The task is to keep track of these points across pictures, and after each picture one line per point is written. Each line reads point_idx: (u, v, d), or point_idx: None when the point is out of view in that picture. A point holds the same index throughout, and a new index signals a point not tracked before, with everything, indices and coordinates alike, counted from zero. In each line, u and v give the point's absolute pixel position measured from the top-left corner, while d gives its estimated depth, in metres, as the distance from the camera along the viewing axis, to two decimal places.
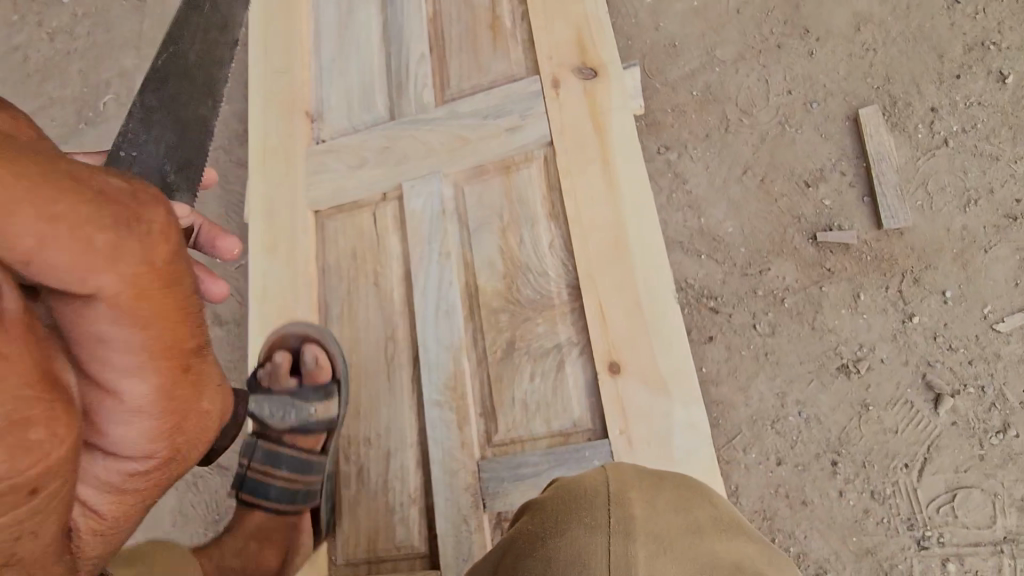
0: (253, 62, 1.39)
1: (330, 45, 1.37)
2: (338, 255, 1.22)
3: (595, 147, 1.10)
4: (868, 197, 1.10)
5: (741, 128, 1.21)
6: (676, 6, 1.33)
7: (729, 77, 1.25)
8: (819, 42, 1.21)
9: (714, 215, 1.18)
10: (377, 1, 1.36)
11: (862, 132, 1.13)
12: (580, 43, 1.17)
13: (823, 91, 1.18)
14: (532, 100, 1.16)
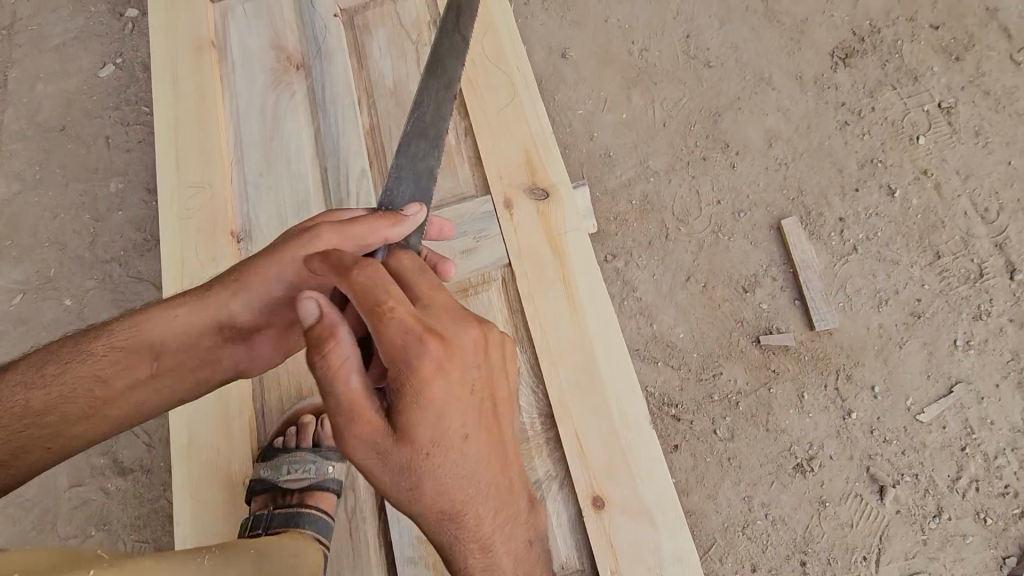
0: (173, 178, 1.31)
1: (257, 159, 1.31)
2: None
3: (555, 268, 1.11)
4: (799, 299, 1.20)
5: (680, 236, 1.28)
6: (606, 118, 1.41)
7: (663, 187, 1.33)
8: (738, 155, 1.32)
9: (665, 321, 1.23)
10: (309, 116, 1.33)
11: (786, 240, 1.23)
12: (528, 164, 1.19)
13: (748, 201, 1.29)
14: (486, 221, 1.16)
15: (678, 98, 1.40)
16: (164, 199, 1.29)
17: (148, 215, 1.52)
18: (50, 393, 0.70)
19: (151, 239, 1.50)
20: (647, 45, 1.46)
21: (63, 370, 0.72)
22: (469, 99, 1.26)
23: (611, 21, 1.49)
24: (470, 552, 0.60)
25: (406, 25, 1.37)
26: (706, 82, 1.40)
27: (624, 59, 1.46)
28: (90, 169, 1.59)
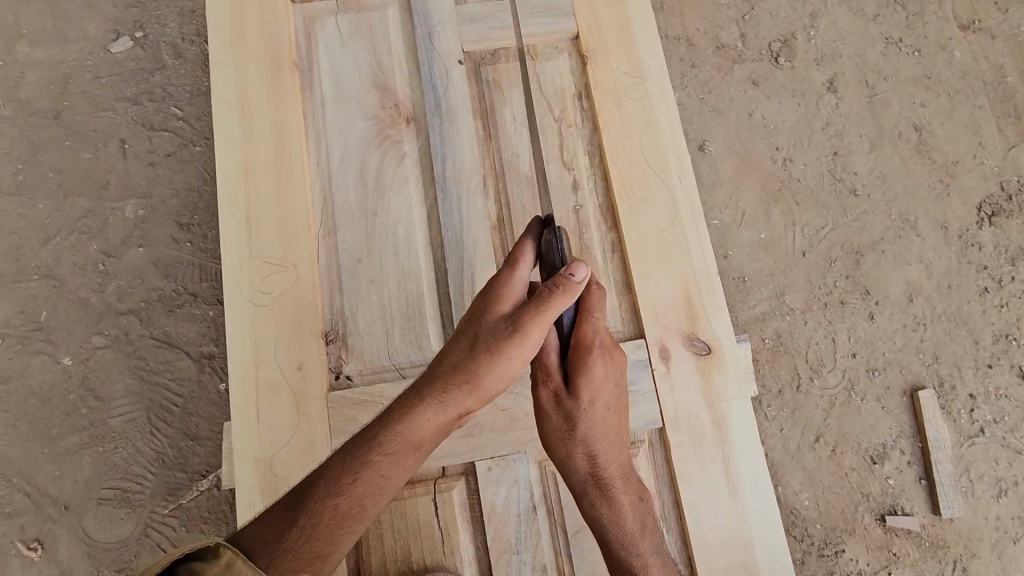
0: (242, 247, 1.04)
1: (354, 239, 1.06)
2: (382, 554, 0.93)
3: (713, 443, 0.98)
4: (924, 478, 1.15)
5: (812, 389, 1.19)
6: (743, 235, 1.27)
7: (798, 328, 1.23)
8: (878, 305, 1.24)
9: (790, 483, 1.15)
10: (422, 192, 1.09)
11: (919, 413, 1.18)
12: (689, 308, 1.03)
13: (884, 359, 1.21)
14: (637, 371, 1.01)
15: (820, 226, 1.28)
16: (230, 274, 1.02)
17: (176, 258, 1.22)
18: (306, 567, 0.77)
19: (182, 294, 1.20)
20: (792, 155, 1.32)
21: (292, 535, 0.78)
22: (623, 213, 1.07)
23: (755, 118, 1.34)
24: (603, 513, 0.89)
25: (546, 92, 1.14)
26: (850, 212, 1.29)
27: (766, 166, 1.31)
28: (100, 183, 1.25)
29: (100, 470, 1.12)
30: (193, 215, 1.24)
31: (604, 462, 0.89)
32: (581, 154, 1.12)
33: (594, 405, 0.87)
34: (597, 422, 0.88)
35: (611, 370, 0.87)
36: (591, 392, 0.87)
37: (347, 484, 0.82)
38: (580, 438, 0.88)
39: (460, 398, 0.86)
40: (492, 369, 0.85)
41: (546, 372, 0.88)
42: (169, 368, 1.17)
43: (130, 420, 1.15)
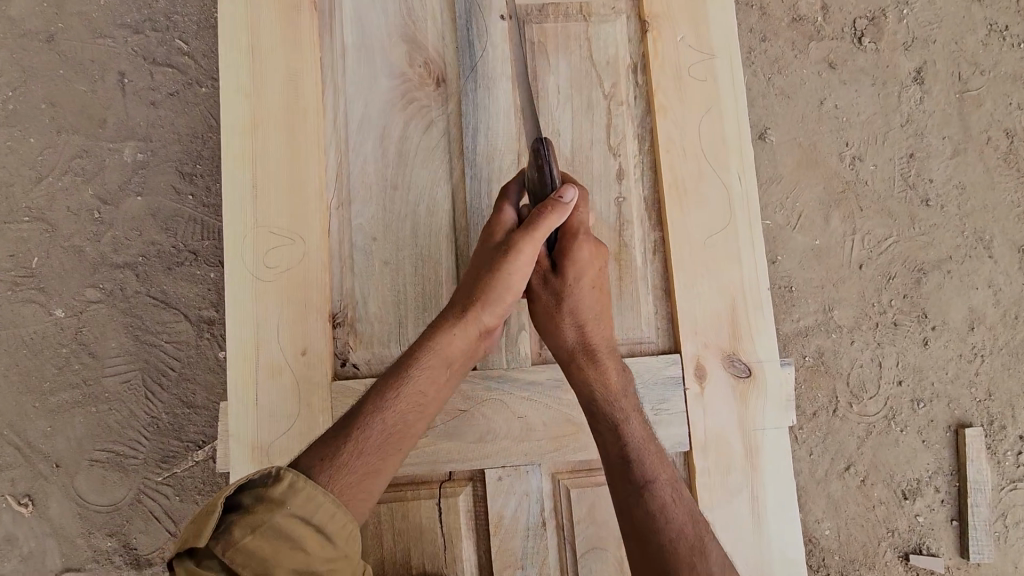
0: (247, 214, 0.94)
1: (370, 213, 0.96)
2: (380, 556, 0.88)
3: (742, 474, 0.90)
4: (956, 519, 1.08)
5: (850, 414, 1.11)
6: (796, 239, 1.15)
7: (844, 347, 1.13)
8: (934, 331, 1.13)
9: (813, 511, 1.09)
10: (448, 167, 0.97)
11: (962, 452, 1.09)
12: (731, 325, 0.93)
13: (931, 390, 1.12)
14: (668, 389, 0.92)
15: (883, 237, 1.16)
16: (233, 243, 0.93)
17: (177, 211, 1.12)
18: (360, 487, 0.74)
19: (182, 251, 1.11)
20: (863, 153, 1.18)
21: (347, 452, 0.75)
22: (671, 212, 0.96)
23: (826, 107, 1.19)
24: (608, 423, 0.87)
25: (597, 61, 1.00)
26: (919, 224, 1.16)
27: (831, 163, 1.17)
28: (96, 120, 1.14)
29: (93, 430, 1.06)
30: (196, 166, 1.13)
31: (591, 336, 0.89)
32: (630, 138, 0.99)
33: (580, 284, 0.89)
34: (584, 301, 0.90)
35: (596, 254, 0.90)
36: (578, 272, 0.89)
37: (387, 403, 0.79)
38: (568, 313, 0.90)
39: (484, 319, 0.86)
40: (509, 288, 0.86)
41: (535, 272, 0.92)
42: (166, 329, 1.09)
43: (126, 382, 1.08)
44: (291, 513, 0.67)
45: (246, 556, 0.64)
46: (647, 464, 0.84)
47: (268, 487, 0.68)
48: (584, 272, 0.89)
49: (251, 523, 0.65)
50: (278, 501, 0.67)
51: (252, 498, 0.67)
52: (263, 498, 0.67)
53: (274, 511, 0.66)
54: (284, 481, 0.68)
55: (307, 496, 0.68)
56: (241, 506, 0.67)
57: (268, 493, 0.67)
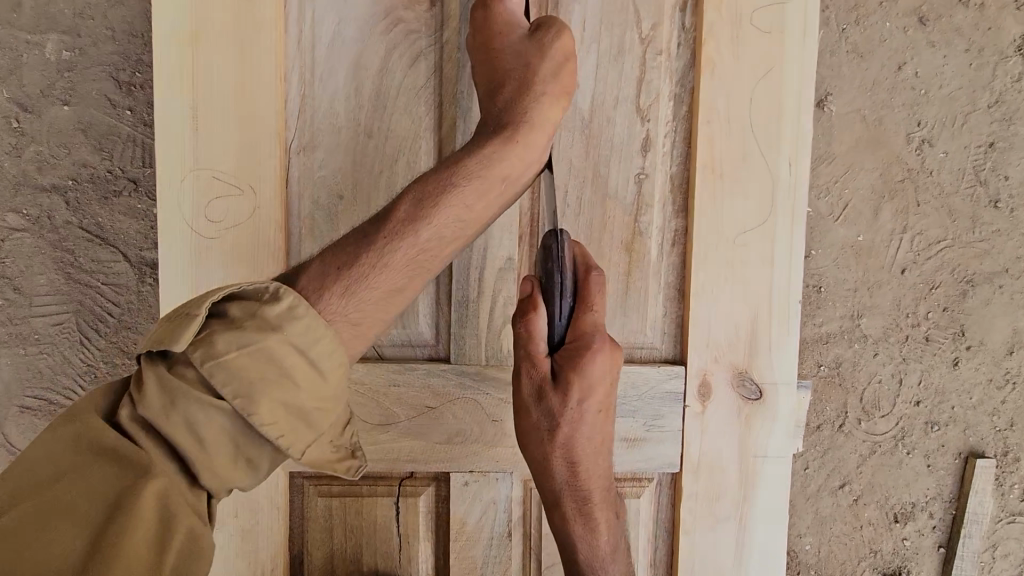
0: (186, 153, 0.76)
1: (337, 164, 0.79)
2: (330, 550, 0.81)
3: (733, 503, 0.82)
4: (943, 546, 1.03)
5: (856, 430, 1.02)
6: (836, 232, 1.00)
7: (864, 360, 1.01)
8: (968, 351, 1.01)
9: (795, 524, 1.03)
10: (436, 115, 0.79)
11: (967, 481, 1.02)
12: (750, 340, 0.80)
13: (949, 413, 1.02)
14: (665, 405, 0.81)
15: (936, 239, 1.00)
16: (166, 188, 0.76)
17: (112, 129, 0.94)
18: (361, 304, 0.60)
19: (119, 178, 0.94)
20: (934, 136, 0.99)
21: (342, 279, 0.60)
22: (700, 199, 0.79)
23: (904, 74, 0.98)
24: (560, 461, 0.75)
25: None
26: (980, 228, 1.00)
27: (896, 145, 0.98)
28: (9, 2, 0.92)
29: (22, 374, 0.95)
30: (135, 74, 0.93)
31: (581, 456, 0.75)
32: (664, 98, 0.80)
33: (582, 407, 0.74)
34: (581, 427, 0.75)
35: (613, 366, 0.73)
36: (585, 388, 0.73)
37: (368, 243, 0.63)
38: (562, 440, 0.75)
39: (502, 183, 0.70)
40: (518, 153, 0.71)
41: (533, 363, 0.73)
42: (101, 269, 0.95)
43: (58, 323, 0.95)
44: (288, 340, 0.54)
45: (231, 374, 0.52)
46: (586, 467, 0.76)
47: (260, 304, 0.55)
48: (578, 448, 0.75)
49: (235, 337, 0.53)
50: (273, 325, 0.54)
51: (241, 311, 0.55)
52: (256, 315, 0.54)
53: (268, 333, 0.54)
54: (283, 302, 0.55)
55: (308, 325, 0.55)
56: (225, 317, 0.55)
57: (261, 313, 0.55)
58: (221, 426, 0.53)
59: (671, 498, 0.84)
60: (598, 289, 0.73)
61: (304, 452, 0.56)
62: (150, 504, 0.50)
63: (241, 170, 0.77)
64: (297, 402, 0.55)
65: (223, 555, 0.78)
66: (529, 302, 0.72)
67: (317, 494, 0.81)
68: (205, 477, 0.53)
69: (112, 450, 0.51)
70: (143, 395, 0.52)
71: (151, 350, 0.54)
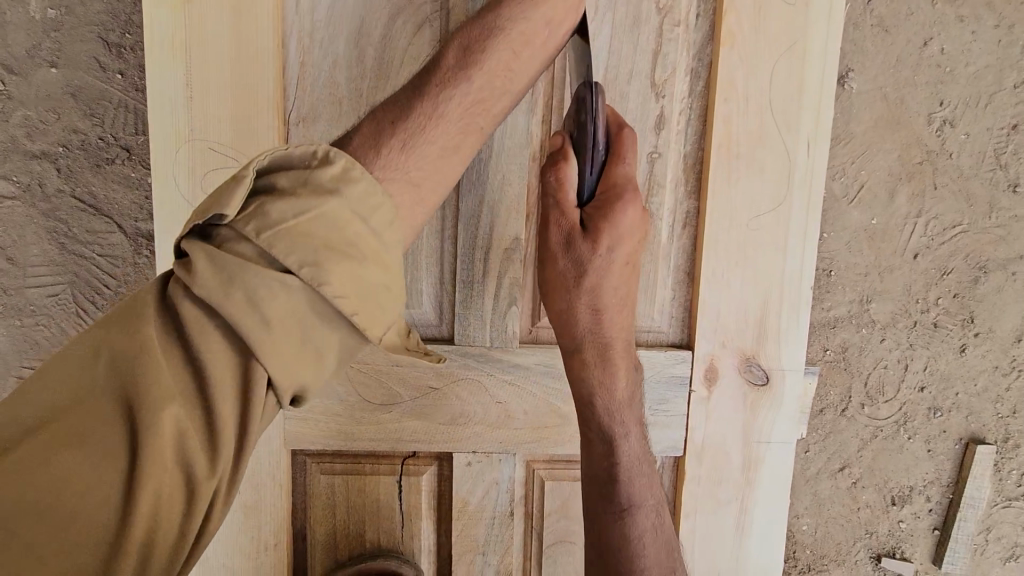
0: (179, 122, 0.73)
1: (338, 137, 0.76)
2: (332, 526, 0.82)
3: (735, 486, 0.82)
4: (938, 529, 1.04)
5: (858, 414, 1.02)
6: (851, 215, 0.97)
7: (871, 344, 1.00)
8: (976, 338, 1.00)
9: (793, 506, 1.04)
10: None
11: (966, 466, 1.02)
12: (759, 325, 0.79)
13: (953, 399, 1.02)
14: (669, 390, 0.80)
15: (951, 223, 0.98)
16: (160, 159, 0.73)
17: (103, 94, 0.90)
18: (423, 156, 0.56)
19: (111, 146, 0.91)
20: (957, 117, 0.95)
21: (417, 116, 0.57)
22: (715, 179, 0.77)
23: (930, 50, 0.94)
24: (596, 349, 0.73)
25: None
26: (997, 214, 0.97)
27: (916, 126, 0.95)
28: None
29: (18, 346, 0.94)
30: (125, 36, 0.89)
31: (605, 303, 0.72)
32: (681, 72, 0.76)
33: (610, 253, 0.71)
34: (609, 274, 0.72)
35: (641, 220, 0.71)
36: (613, 239, 0.70)
37: (422, 94, 0.59)
38: (586, 290, 0.72)
39: (529, 51, 0.65)
40: (543, 11, 0.65)
41: (562, 211, 0.71)
42: (96, 240, 0.92)
43: (54, 295, 0.93)
44: (348, 204, 0.48)
45: (292, 245, 0.45)
46: (610, 301, 0.73)
47: (311, 169, 0.48)
48: (605, 278, 0.72)
49: (290, 205, 0.46)
50: (329, 189, 0.47)
51: (292, 179, 0.47)
52: (307, 182, 0.47)
53: (324, 197, 0.47)
54: (336, 164, 0.49)
55: (367, 188, 0.49)
56: (274, 188, 0.47)
57: (313, 178, 0.48)
58: (291, 300, 0.45)
59: (674, 481, 0.84)
60: (630, 140, 0.70)
61: (382, 334, 0.50)
62: (167, 458, 0.42)
63: (236, 112, 0.73)
64: (366, 277, 0.48)
65: (225, 531, 0.78)
66: (561, 154, 0.70)
67: (319, 471, 0.81)
68: (271, 364, 0.45)
69: (123, 381, 0.42)
70: (193, 275, 0.44)
71: (194, 225, 0.46)
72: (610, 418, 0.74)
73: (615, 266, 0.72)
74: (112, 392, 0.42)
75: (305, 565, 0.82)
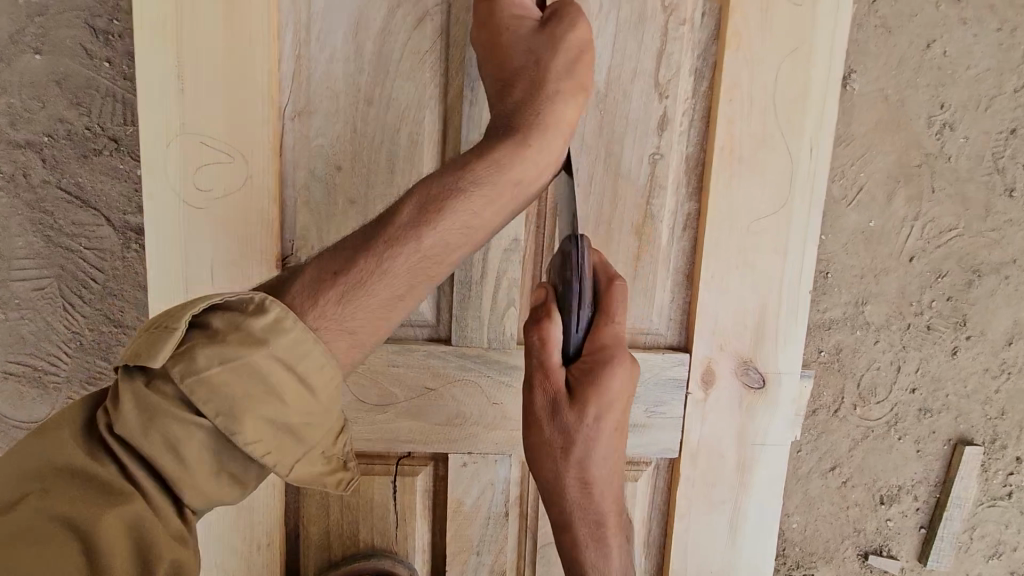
0: (171, 112, 0.71)
1: (335, 132, 0.74)
2: (327, 525, 0.81)
3: (729, 487, 0.82)
4: (924, 527, 1.05)
5: (850, 415, 1.03)
6: (848, 217, 0.97)
7: (865, 347, 1.01)
8: (967, 341, 1.01)
9: (784, 504, 1.05)
10: (441, 83, 0.74)
11: (954, 466, 1.03)
12: (757, 329, 0.79)
13: (943, 401, 1.03)
14: (666, 391, 0.80)
15: (947, 227, 0.98)
16: (151, 150, 0.71)
17: (90, 81, 0.87)
18: (356, 314, 0.56)
19: (99, 135, 0.88)
20: (956, 121, 0.95)
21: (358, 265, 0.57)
22: (716, 180, 0.76)
23: (932, 52, 0.93)
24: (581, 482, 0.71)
25: None
26: (992, 217, 0.98)
27: (916, 128, 0.95)
28: None
29: (4, 339, 0.92)
30: (112, 21, 0.86)
31: (592, 470, 0.70)
32: (685, 73, 0.75)
33: (599, 424, 0.69)
34: (596, 447, 0.70)
35: (629, 378, 0.68)
36: (601, 405, 0.68)
37: (368, 246, 0.58)
38: (574, 461, 0.70)
39: (515, 187, 0.65)
40: (531, 158, 0.66)
41: (546, 373, 0.68)
42: (83, 231, 0.90)
43: (40, 288, 0.91)
44: (273, 354, 0.51)
45: (211, 393, 0.49)
46: (611, 407, 0.69)
47: (245, 316, 0.51)
48: (592, 430, 0.69)
49: (218, 352, 0.50)
50: (258, 339, 0.51)
51: (224, 323, 0.51)
52: (239, 327, 0.51)
53: (253, 346, 0.50)
54: (268, 314, 0.52)
55: (296, 338, 0.52)
56: (207, 328, 0.51)
57: (246, 326, 0.51)
58: (201, 441, 0.50)
59: (668, 480, 0.84)
60: (614, 338, 0.68)
61: (294, 465, 0.53)
62: (121, 537, 0.47)
63: (232, 104, 0.71)
64: (284, 419, 0.52)
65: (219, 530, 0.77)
66: (544, 309, 0.68)
67: None
68: (187, 492, 0.50)
69: (86, 474, 0.48)
70: (121, 414, 0.49)
71: (128, 363, 0.50)
72: (598, 544, 0.71)
73: (606, 428, 0.70)
74: (69, 475, 0.48)
75: (299, 562, 0.82)
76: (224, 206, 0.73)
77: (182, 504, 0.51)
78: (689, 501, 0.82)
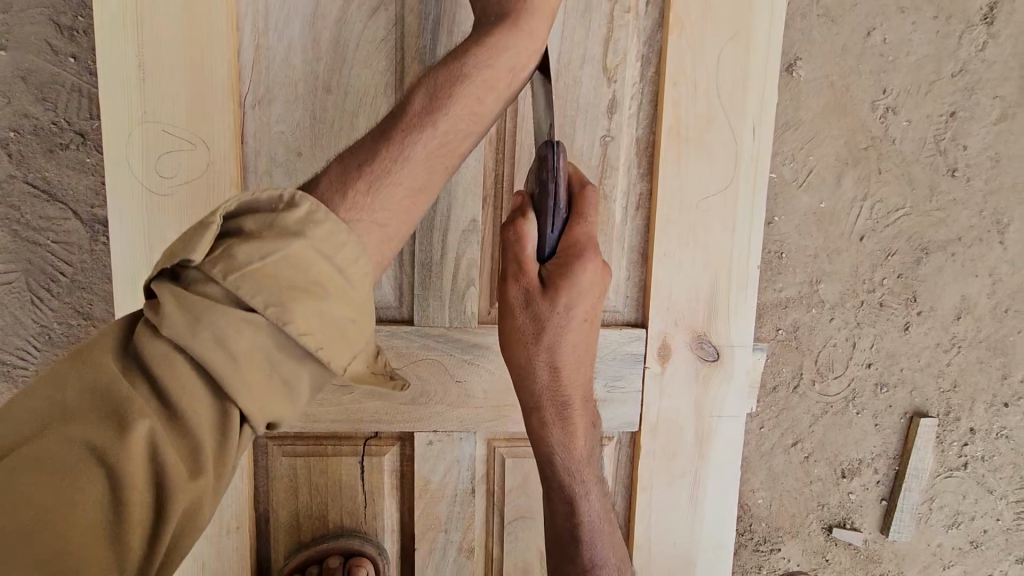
0: (133, 103, 0.73)
1: (295, 119, 0.76)
2: (295, 507, 0.82)
3: (688, 460, 0.85)
4: (886, 500, 1.09)
5: (809, 392, 1.06)
6: (800, 199, 1.01)
7: (821, 325, 1.04)
8: (918, 316, 1.05)
9: (751, 481, 1.08)
10: (398, 70, 0.76)
11: (911, 439, 1.07)
12: (708, 304, 0.82)
13: (898, 375, 1.06)
14: (625, 366, 0.83)
15: (895, 207, 1.02)
16: (114, 140, 0.73)
17: (54, 78, 0.88)
18: (383, 204, 0.55)
19: (65, 130, 0.90)
20: (899, 105, 0.99)
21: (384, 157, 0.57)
22: (666, 159, 0.79)
23: (873, 40, 0.98)
24: (552, 420, 0.73)
25: None
26: (937, 197, 1.02)
27: (861, 112, 0.99)
28: None
29: None
30: (77, 18, 0.88)
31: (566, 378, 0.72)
32: (632, 58, 0.78)
33: (571, 314, 0.69)
34: (571, 328, 0.70)
35: (602, 272, 0.69)
36: (572, 297, 0.69)
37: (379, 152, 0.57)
38: (545, 346, 0.70)
39: (508, 76, 0.65)
40: (514, 49, 0.65)
41: (520, 265, 0.69)
42: (50, 226, 0.91)
43: (7, 284, 0.92)
44: (311, 244, 0.47)
45: (258, 286, 0.45)
46: (572, 332, 0.70)
47: (276, 214, 0.48)
48: (557, 354, 0.71)
49: (259, 247, 0.46)
50: (294, 231, 0.47)
51: (258, 223, 0.47)
52: (273, 225, 0.47)
53: (286, 239, 0.46)
54: (301, 207, 0.48)
55: (330, 231, 0.48)
56: (238, 232, 0.47)
57: (279, 221, 0.47)
58: (254, 341, 0.44)
59: (629, 455, 0.87)
60: (589, 239, 0.69)
61: (347, 366, 0.49)
62: (139, 462, 0.40)
63: (193, 93, 0.73)
64: (329, 313, 0.47)
65: None
66: (520, 212, 0.69)
67: (280, 454, 0.81)
68: (243, 401, 0.44)
69: (106, 393, 0.42)
70: (161, 317, 0.43)
71: (162, 269, 0.46)
72: (564, 424, 0.73)
73: (572, 360, 0.72)
74: (91, 398, 0.41)
75: (268, 545, 0.83)
76: (187, 192, 0.75)
77: (227, 406, 0.44)
78: (652, 472, 0.85)
